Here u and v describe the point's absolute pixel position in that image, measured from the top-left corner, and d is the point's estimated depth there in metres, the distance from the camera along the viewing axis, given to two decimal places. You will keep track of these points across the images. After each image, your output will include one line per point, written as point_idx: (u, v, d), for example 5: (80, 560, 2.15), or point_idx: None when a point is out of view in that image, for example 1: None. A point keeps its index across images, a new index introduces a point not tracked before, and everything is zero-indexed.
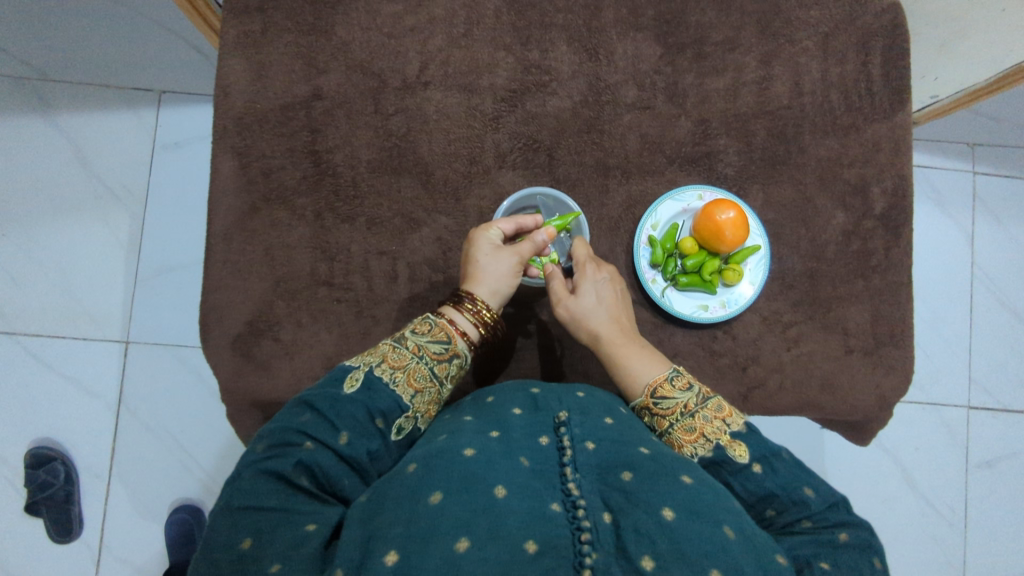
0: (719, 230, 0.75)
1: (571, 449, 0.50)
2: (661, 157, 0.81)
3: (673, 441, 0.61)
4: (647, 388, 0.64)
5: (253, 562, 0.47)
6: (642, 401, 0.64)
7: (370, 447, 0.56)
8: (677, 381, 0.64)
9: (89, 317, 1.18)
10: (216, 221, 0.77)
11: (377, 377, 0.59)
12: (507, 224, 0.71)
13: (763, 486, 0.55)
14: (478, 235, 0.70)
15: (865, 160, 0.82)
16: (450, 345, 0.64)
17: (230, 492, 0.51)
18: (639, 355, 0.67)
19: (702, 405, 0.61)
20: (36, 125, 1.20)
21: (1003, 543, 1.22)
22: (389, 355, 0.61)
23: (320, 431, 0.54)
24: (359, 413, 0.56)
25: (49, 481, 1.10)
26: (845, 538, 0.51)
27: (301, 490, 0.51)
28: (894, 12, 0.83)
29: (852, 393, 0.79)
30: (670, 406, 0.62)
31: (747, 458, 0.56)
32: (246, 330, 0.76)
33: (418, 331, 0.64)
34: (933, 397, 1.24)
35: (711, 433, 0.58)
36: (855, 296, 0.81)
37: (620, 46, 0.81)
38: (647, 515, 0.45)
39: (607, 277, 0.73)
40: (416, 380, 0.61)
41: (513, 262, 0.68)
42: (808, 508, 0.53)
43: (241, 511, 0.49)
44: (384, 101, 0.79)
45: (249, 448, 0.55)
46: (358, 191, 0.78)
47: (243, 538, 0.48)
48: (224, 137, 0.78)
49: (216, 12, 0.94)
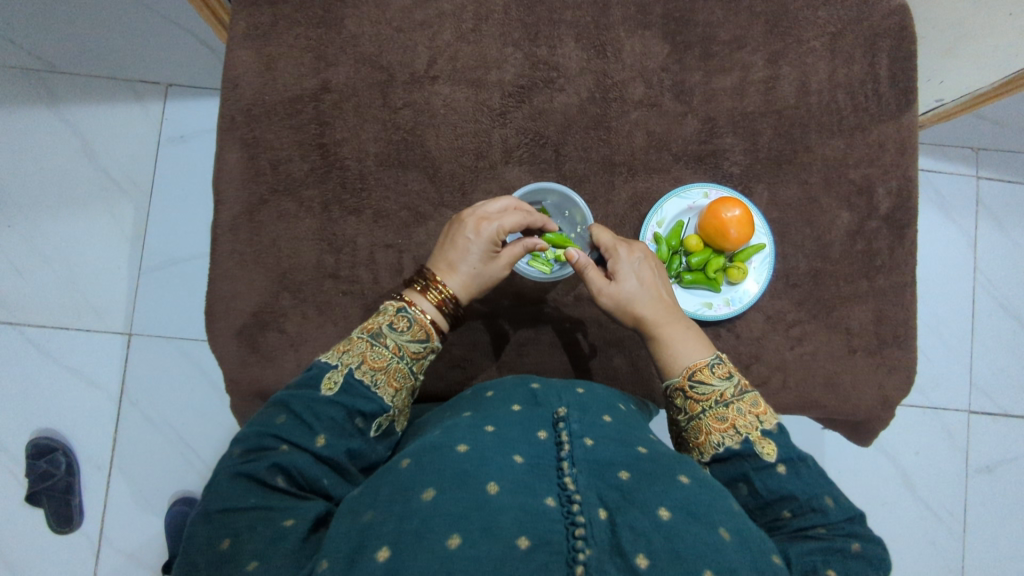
0: (724, 228, 0.75)
1: (568, 444, 0.51)
2: (667, 155, 0.81)
3: (701, 427, 0.61)
4: (685, 370, 0.63)
5: (229, 560, 0.46)
6: (677, 382, 0.64)
7: (350, 446, 0.56)
8: (717, 368, 0.63)
9: (93, 308, 1.18)
10: (222, 212, 0.78)
11: (357, 380, 0.59)
12: (513, 227, 0.68)
13: (784, 487, 0.55)
14: (486, 234, 0.66)
15: (870, 160, 0.82)
16: (428, 342, 0.64)
17: (208, 495, 0.51)
18: (683, 337, 0.66)
19: (738, 397, 0.60)
20: (42, 117, 1.20)
21: (1002, 548, 1.22)
22: (368, 355, 0.60)
23: (296, 435, 0.54)
24: (338, 414, 0.56)
25: (49, 471, 1.10)
26: (857, 548, 0.51)
27: (278, 490, 0.51)
28: (901, 13, 0.83)
29: (855, 393, 0.79)
30: (705, 393, 0.61)
31: (774, 457, 0.56)
32: (252, 322, 0.76)
33: (397, 328, 0.62)
34: (934, 402, 1.24)
35: (743, 427, 0.58)
36: (859, 296, 0.81)
37: (628, 43, 0.82)
38: (642, 514, 0.45)
39: (642, 256, 0.71)
40: (397, 379, 0.61)
41: (503, 272, 0.68)
42: (826, 516, 0.53)
43: (220, 514, 0.49)
44: (392, 95, 0.80)
45: (227, 451, 0.55)
46: (365, 184, 0.78)
47: (223, 539, 0.48)
48: (232, 128, 0.79)
49: (224, 6, 0.95)
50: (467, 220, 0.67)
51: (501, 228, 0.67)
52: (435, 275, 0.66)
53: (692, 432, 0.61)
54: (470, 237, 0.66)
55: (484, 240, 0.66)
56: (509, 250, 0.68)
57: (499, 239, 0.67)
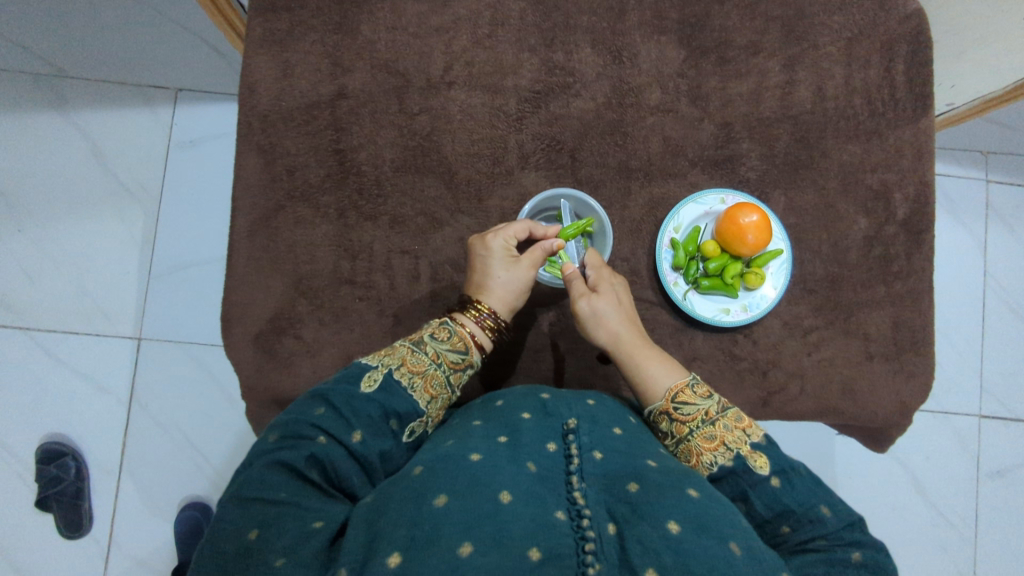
0: (741, 233, 0.74)
1: (577, 457, 0.50)
2: (683, 160, 0.81)
3: (691, 449, 0.60)
4: (667, 393, 0.63)
5: (256, 553, 0.46)
6: (660, 407, 0.64)
7: (383, 447, 0.56)
8: (696, 388, 0.63)
9: (103, 313, 1.18)
10: (238, 218, 0.77)
11: (396, 381, 0.59)
12: (521, 235, 0.71)
13: (780, 501, 0.54)
14: (495, 247, 0.70)
15: (887, 166, 0.82)
16: (467, 355, 0.65)
17: (241, 481, 0.51)
18: (658, 361, 0.67)
19: (723, 414, 0.60)
20: (54, 122, 1.20)
21: (1014, 553, 1.21)
22: (409, 359, 0.62)
23: (334, 427, 0.54)
24: (375, 412, 0.57)
25: (61, 476, 1.10)
26: (858, 558, 0.50)
27: (310, 482, 0.51)
28: (918, 18, 0.83)
29: (871, 400, 0.79)
30: (690, 413, 0.61)
31: (767, 471, 0.56)
32: (268, 328, 0.76)
33: (438, 338, 0.64)
34: (946, 406, 1.23)
35: (733, 442, 0.58)
36: (877, 302, 0.80)
37: (644, 49, 0.82)
38: (652, 529, 0.45)
39: (621, 283, 0.75)
40: (433, 386, 0.61)
41: (529, 275, 0.71)
42: (824, 527, 0.52)
43: (251, 501, 0.49)
44: (408, 101, 0.80)
45: (262, 437, 0.55)
46: (382, 190, 0.78)
47: (251, 529, 0.47)
48: (248, 134, 0.78)
49: (239, 14, 0.96)
50: (475, 242, 0.72)
51: (512, 237, 0.71)
52: (473, 298, 0.69)
53: (682, 456, 0.61)
54: (483, 253, 0.71)
55: (497, 252, 0.70)
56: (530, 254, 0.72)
57: (511, 247, 0.71)
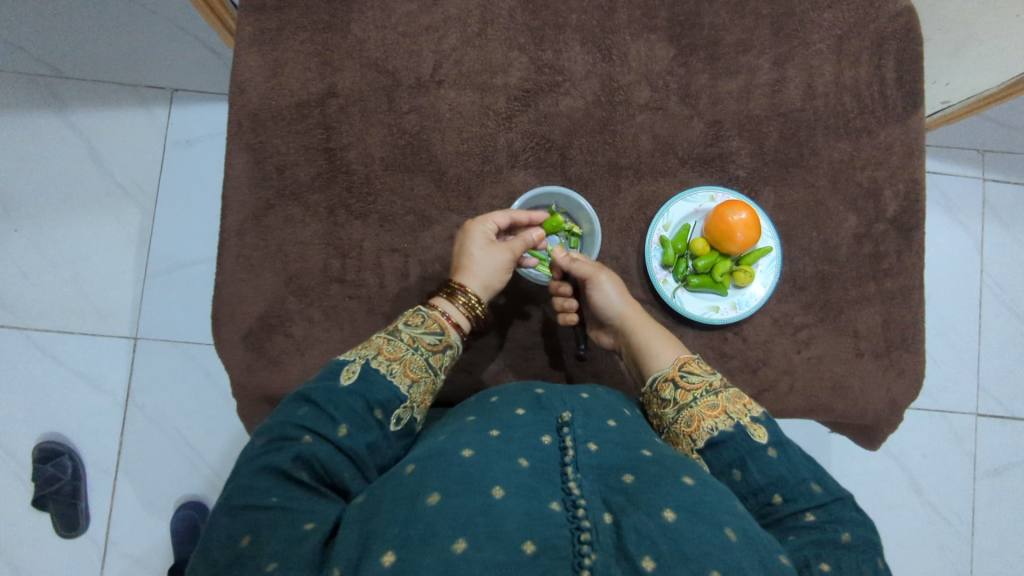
0: (730, 231, 0.74)
1: (572, 449, 0.50)
2: (672, 158, 0.81)
3: (693, 414, 0.59)
4: (675, 361, 0.65)
5: (250, 561, 0.46)
6: (666, 374, 0.64)
7: (370, 439, 0.55)
8: (701, 364, 0.64)
9: (99, 312, 1.18)
10: (227, 218, 0.78)
11: (375, 370, 0.58)
12: (502, 223, 0.73)
13: (775, 470, 0.54)
14: (477, 231, 0.71)
15: (877, 164, 0.82)
16: (444, 335, 0.64)
17: (230, 490, 0.51)
18: (665, 338, 0.69)
19: (726, 388, 0.60)
20: (49, 121, 1.20)
21: (1012, 551, 1.20)
22: (384, 348, 0.60)
23: (319, 425, 0.53)
24: (357, 404, 0.56)
25: (56, 476, 1.10)
26: (847, 539, 0.50)
27: (300, 485, 0.50)
28: (909, 15, 0.83)
29: (862, 397, 0.79)
30: (695, 381, 0.62)
31: (765, 440, 0.56)
32: (258, 326, 0.76)
33: (412, 324, 0.63)
34: (942, 404, 1.23)
35: (734, 412, 0.58)
36: (867, 299, 0.80)
37: (633, 47, 0.82)
38: (647, 517, 0.44)
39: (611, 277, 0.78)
40: (414, 370, 0.60)
41: (508, 258, 0.70)
42: (814, 499, 0.53)
43: (242, 507, 0.49)
44: (397, 100, 0.80)
45: (251, 443, 0.55)
46: (371, 189, 0.79)
47: (243, 536, 0.47)
48: (238, 134, 0.79)
49: (230, 12, 0.95)
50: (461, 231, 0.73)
51: (495, 222, 0.72)
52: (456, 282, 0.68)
53: (682, 420, 0.60)
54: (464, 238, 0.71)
55: (478, 237, 0.71)
56: (509, 242, 0.72)
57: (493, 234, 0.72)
